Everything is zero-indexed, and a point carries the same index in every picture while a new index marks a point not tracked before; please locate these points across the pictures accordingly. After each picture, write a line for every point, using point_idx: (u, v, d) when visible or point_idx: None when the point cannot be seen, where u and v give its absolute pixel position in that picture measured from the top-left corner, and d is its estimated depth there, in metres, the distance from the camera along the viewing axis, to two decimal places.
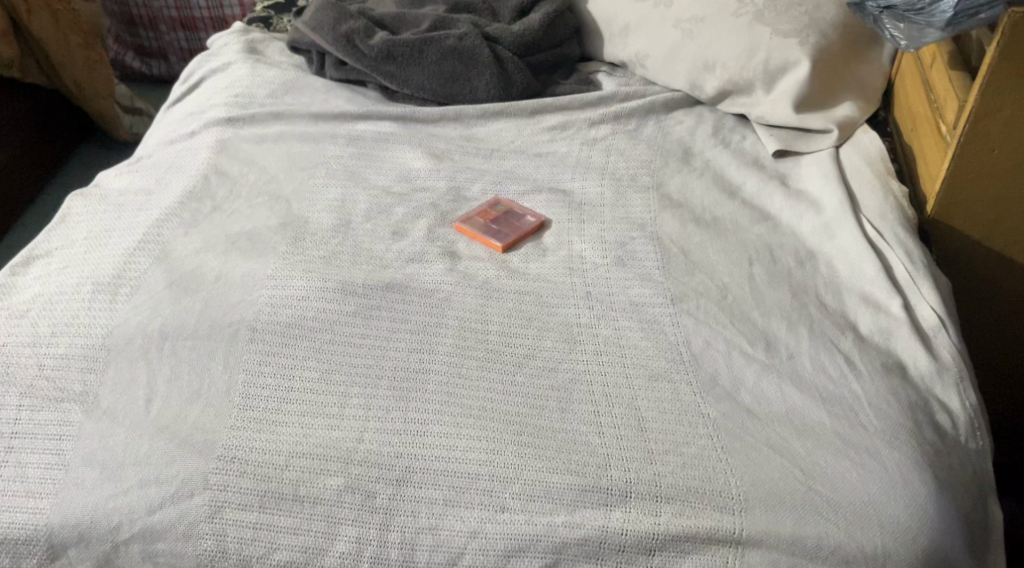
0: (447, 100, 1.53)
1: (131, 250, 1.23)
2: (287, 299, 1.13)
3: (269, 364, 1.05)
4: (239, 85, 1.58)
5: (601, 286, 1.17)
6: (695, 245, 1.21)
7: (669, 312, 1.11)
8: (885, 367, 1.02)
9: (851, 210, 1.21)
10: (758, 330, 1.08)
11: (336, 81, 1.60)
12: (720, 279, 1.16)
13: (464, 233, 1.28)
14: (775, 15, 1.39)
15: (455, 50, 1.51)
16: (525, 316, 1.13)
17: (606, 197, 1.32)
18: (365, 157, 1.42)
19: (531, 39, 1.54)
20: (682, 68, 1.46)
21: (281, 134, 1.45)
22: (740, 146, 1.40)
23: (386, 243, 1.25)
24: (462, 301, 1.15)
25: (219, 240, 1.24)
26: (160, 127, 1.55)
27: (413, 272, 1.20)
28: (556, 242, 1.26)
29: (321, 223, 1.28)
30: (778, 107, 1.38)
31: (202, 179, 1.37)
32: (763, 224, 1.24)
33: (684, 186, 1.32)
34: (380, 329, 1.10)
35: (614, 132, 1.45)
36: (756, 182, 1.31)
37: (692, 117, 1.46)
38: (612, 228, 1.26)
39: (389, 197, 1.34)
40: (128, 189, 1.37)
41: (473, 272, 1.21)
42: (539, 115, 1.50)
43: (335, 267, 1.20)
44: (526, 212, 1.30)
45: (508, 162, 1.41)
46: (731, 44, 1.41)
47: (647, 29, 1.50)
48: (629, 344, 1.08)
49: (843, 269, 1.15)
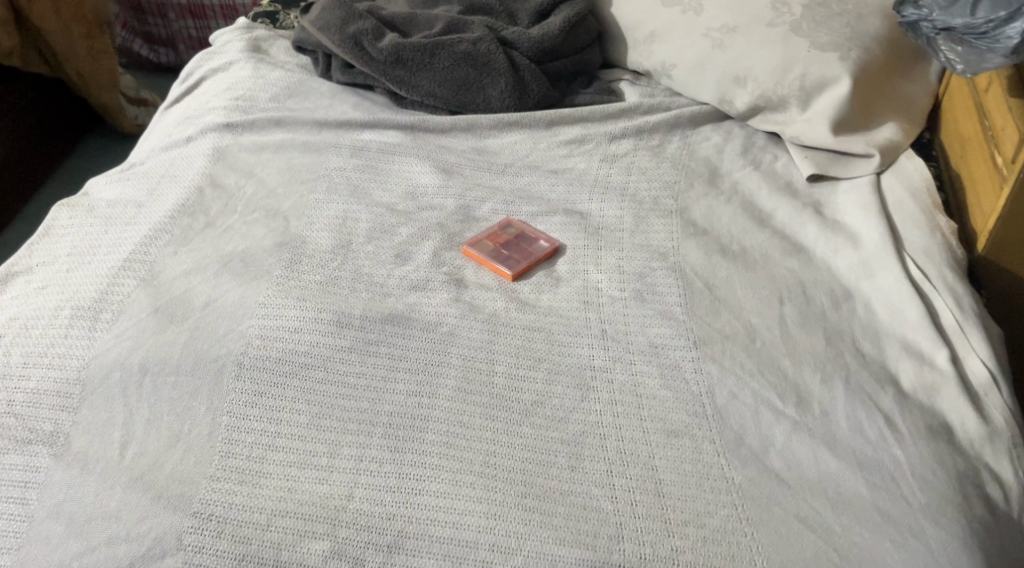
0: (459, 108, 1.43)
1: (115, 269, 1.14)
2: (277, 332, 1.05)
3: (255, 406, 0.98)
4: (241, 88, 1.49)
5: (617, 324, 1.08)
6: (722, 280, 1.12)
7: (691, 357, 1.03)
8: (930, 429, 0.94)
9: (893, 245, 1.11)
10: (789, 382, 0.99)
11: (343, 85, 1.51)
12: (748, 320, 1.07)
13: (472, 257, 1.19)
14: (815, 27, 1.29)
15: (469, 56, 1.42)
16: (534, 356, 1.04)
17: (625, 221, 1.23)
18: (370, 170, 1.33)
19: (550, 45, 1.44)
20: (711, 82, 1.36)
21: (282, 143, 1.37)
22: (771, 168, 1.30)
23: (387, 268, 1.17)
24: (468, 337, 1.07)
25: (210, 260, 1.16)
26: (155, 131, 1.47)
27: (415, 303, 1.11)
28: (572, 271, 1.17)
29: (320, 245, 1.19)
30: (815, 127, 1.28)
31: (197, 191, 1.28)
32: (796, 258, 1.14)
33: (710, 212, 1.23)
34: (377, 367, 1.02)
35: (636, 148, 1.35)
36: (788, 210, 1.21)
37: (720, 134, 1.37)
38: (631, 258, 1.17)
39: (393, 215, 1.25)
40: (118, 199, 1.28)
41: (480, 303, 1.12)
42: (557, 127, 1.41)
43: (332, 293, 1.12)
44: (540, 237, 1.21)
45: (522, 179, 1.32)
46: (766, 57, 1.31)
47: (674, 38, 1.39)
48: (647, 394, 0.99)
49: (883, 314, 1.06)
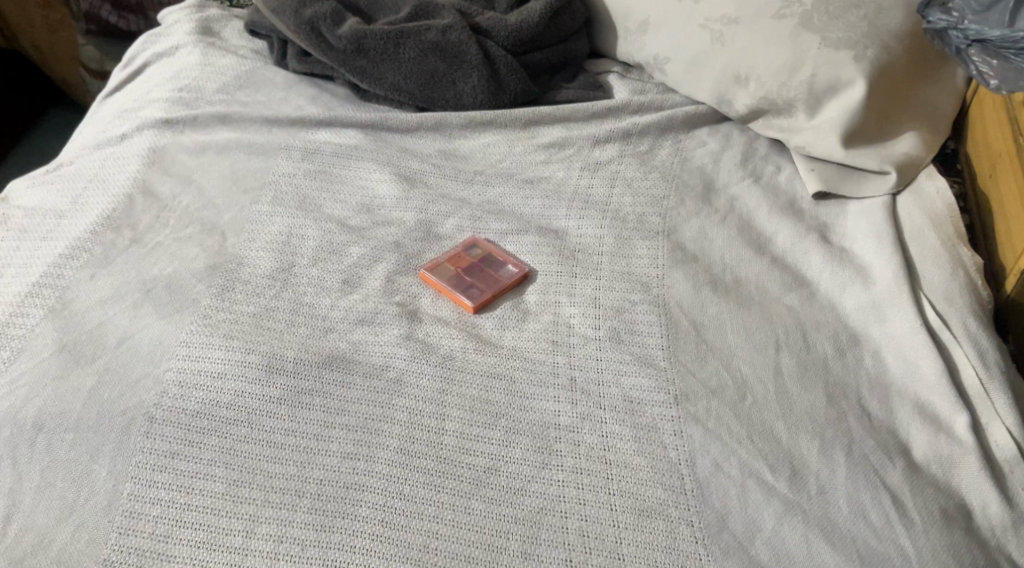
0: (427, 103, 1.28)
1: (21, 296, 1.01)
2: (198, 378, 0.92)
3: (164, 471, 0.85)
4: (186, 77, 1.34)
5: (588, 371, 0.94)
6: (711, 318, 0.98)
7: (670, 415, 0.89)
8: (944, 513, 0.81)
9: (909, 284, 0.96)
10: (782, 450, 0.85)
11: (300, 74, 1.36)
12: (738, 370, 0.93)
13: (430, 283, 1.05)
14: (827, 21, 1.13)
15: (438, 47, 1.26)
16: (490, 412, 0.90)
17: (605, 244, 1.09)
18: (322, 177, 1.18)
19: (529, 34, 1.29)
20: (709, 80, 1.21)
21: (225, 144, 1.22)
22: (773, 182, 1.15)
23: (331, 298, 1.03)
24: (417, 385, 0.93)
25: (131, 287, 1.02)
26: (91, 124, 1.32)
27: (360, 341, 0.98)
28: (541, 303, 1.03)
29: (257, 268, 1.06)
30: (823, 136, 1.12)
31: (126, 200, 1.14)
32: (796, 294, 1.00)
33: (701, 235, 1.09)
34: (309, 424, 0.89)
35: (622, 155, 1.21)
36: (790, 234, 1.07)
37: (717, 140, 1.22)
38: (609, 288, 1.03)
39: (344, 232, 1.11)
40: (36, 208, 1.14)
41: (435, 341, 0.98)
42: (535, 127, 1.26)
43: (265, 329, 0.98)
44: (508, 260, 1.08)
45: (492, 190, 1.18)
46: (770, 54, 1.15)
47: (669, 28, 1.24)
48: (618, 461, 0.86)
49: (894, 366, 0.92)
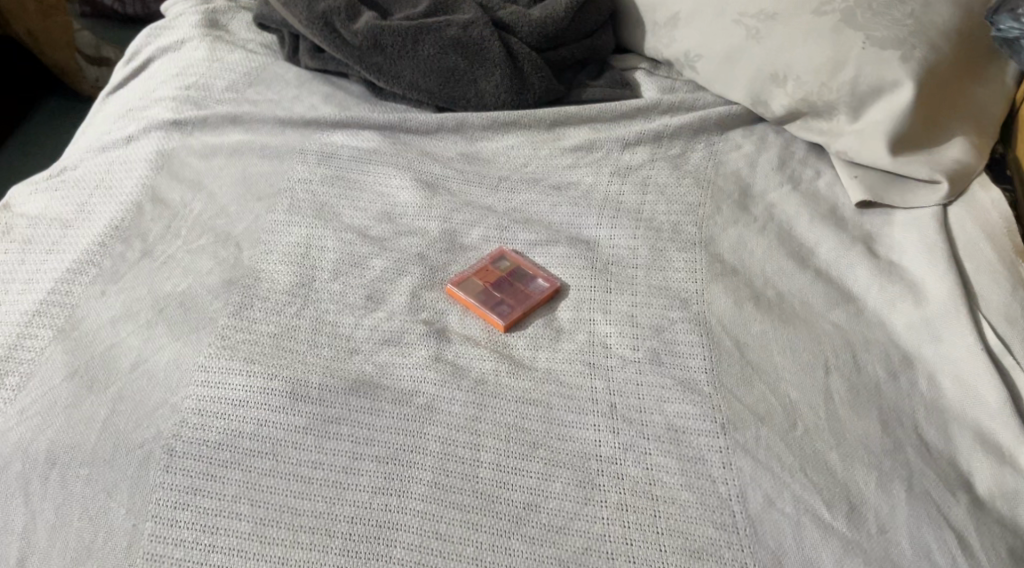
0: (447, 103, 1.22)
1: (27, 316, 0.96)
2: (218, 406, 0.87)
3: (186, 509, 0.81)
4: (193, 74, 1.28)
5: (629, 397, 0.89)
6: (755, 338, 0.93)
7: (717, 445, 0.84)
8: (1012, 553, 0.78)
9: (966, 302, 0.92)
10: (839, 483, 0.81)
11: (312, 71, 1.30)
12: (786, 395, 0.88)
13: (457, 299, 1.01)
14: (871, 17, 1.07)
15: (459, 43, 1.21)
16: (528, 441, 0.86)
17: (640, 256, 1.04)
18: (340, 183, 1.13)
19: (554, 29, 1.23)
20: (744, 79, 1.16)
21: (237, 147, 1.16)
22: (812, 188, 1.10)
23: (354, 317, 0.98)
24: (449, 412, 0.88)
25: (144, 305, 0.97)
26: (94, 123, 1.26)
27: (386, 363, 0.93)
28: (575, 320, 0.98)
29: (275, 283, 1.00)
30: (868, 141, 1.07)
31: (135, 209, 1.09)
32: (843, 310, 0.96)
33: (740, 245, 1.04)
34: (337, 455, 0.84)
35: (653, 158, 1.15)
36: (834, 245, 1.02)
37: (752, 141, 1.16)
38: (646, 304, 0.98)
39: (365, 243, 1.05)
40: (40, 217, 1.09)
41: (464, 364, 0.93)
42: (561, 128, 1.20)
43: (287, 352, 0.93)
44: (538, 274, 1.03)
45: (518, 196, 1.13)
46: (810, 52, 1.10)
47: (701, 23, 1.18)
48: (666, 496, 0.81)
49: (951, 391, 0.87)
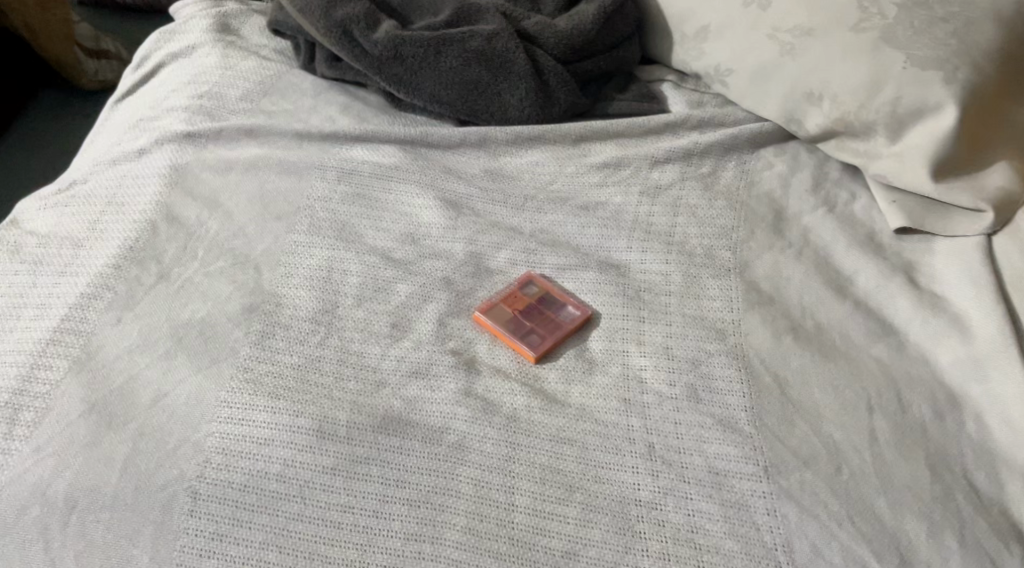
0: (469, 116, 1.18)
1: (41, 344, 0.93)
2: (242, 445, 0.85)
3: (213, 557, 0.80)
4: (205, 81, 1.24)
5: (667, 436, 0.86)
6: (795, 373, 0.90)
7: (760, 490, 0.82)
8: None
9: (1015, 339, 0.89)
10: (888, 534, 0.79)
11: (329, 79, 1.26)
12: (830, 435, 0.85)
13: (485, 327, 0.97)
14: (912, 36, 1.04)
15: (483, 55, 1.17)
16: (564, 484, 0.83)
17: (673, 282, 1.00)
18: (361, 202, 1.09)
19: (580, 41, 1.19)
20: (777, 96, 1.12)
21: (253, 161, 1.12)
22: (848, 212, 1.07)
23: (381, 346, 0.94)
24: (482, 451, 0.85)
25: (162, 333, 0.94)
26: (103, 132, 1.23)
27: (415, 398, 0.90)
28: (608, 352, 0.95)
29: (297, 310, 0.97)
30: (908, 166, 1.04)
31: (149, 227, 1.05)
32: (885, 344, 0.93)
33: (776, 272, 1.01)
34: (366, 498, 0.82)
35: (683, 177, 1.12)
36: (873, 274, 0.99)
37: (785, 160, 1.13)
38: (681, 335, 0.95)
39: (389, 266, 1.02)
40: (50, 235, 1.05)
41: (496, 399, 0.90)
42: (586, 144, 1.17)
43: (312, 385, 0.90)
44: (568, 301, 0.99)
45: (545, 216, 1.09)
46: (848, 71, 1.06)
47: (733, 36, 1.14)
48: (708, 546, 0.80)
49: (1000, 433, 0.85)
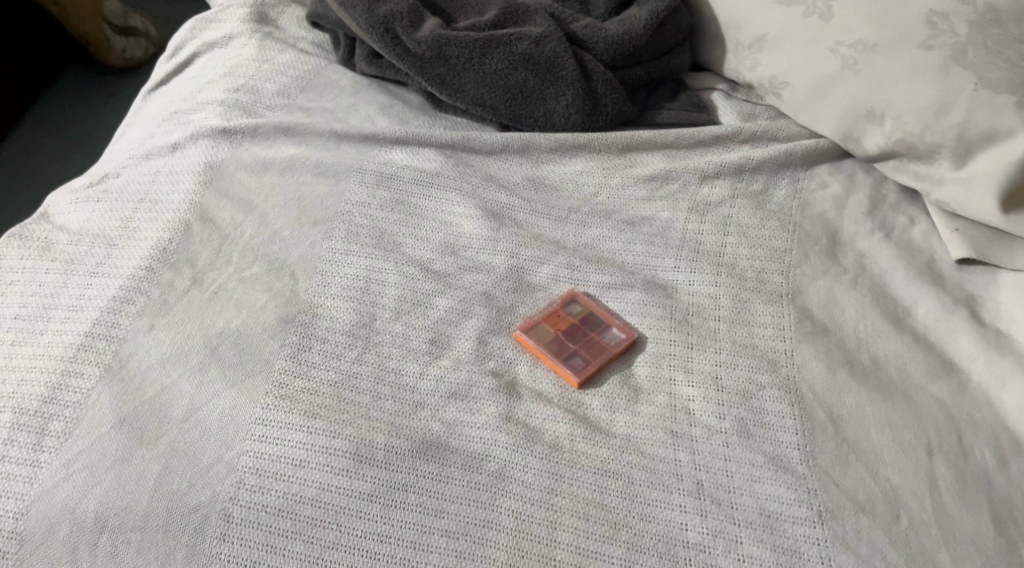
0: (512, 121, 1.15)
1: (71, 350, 0.90)
2: (276, 466, 0.83)
3: None
4: (241, 74, 1.20)
5: (716, 474, 0.84)
6: (851, 411, 0.87)
7: (815, 536, 0.81)
8: None
9: None
10: None
11: (368, 77, 1.22)
12: (887, 480, 0.83)
13: (527, 347, 0.94)
14: (984, 56, 0.99)
15: (530, 59, 1.13)
16: (609, 521, 0.81)
17: (722, 307, 0.96)
18: (400, 208, 1.05)
19: (631, 47, 1.15)
20: (836, 112, 1.07)
21: (289, 162, 1.08)
22: (906, 238, 1.03)
23: (419, 364, 0.91)
24: (523, 482, 0.83)
25: (195, 344, 0.91)
26: (136, 124, 1.19)
27: (455, 421, 0.87)
28: (654, 379, 0.91)
29: (334, 323, 0.94)
30: (974, 193, 1.00)
31: (183, 229, 1.02)
32: (945, 383, 0.90)
33: (831, 300, 0.97)
34: (403, 528, 0.80)
35: (734, 195, 1.07)
36: (934, 306, 0.95)
37: (840, 179, 1.08)
38: (731, 365, 0.91)
39: (429, 278, 0.98)
40: (82, 232, 1.02)
41: (538, 425, 0.87)
42: (633, 153, 1.12)
43: (349, 404, 0.87)
44: (613, 322, 0.96)
45: (589, 231, 1.05)
46: (914, 91, 1.02)
47: (792, 48, 1.09)
48: None
49: None
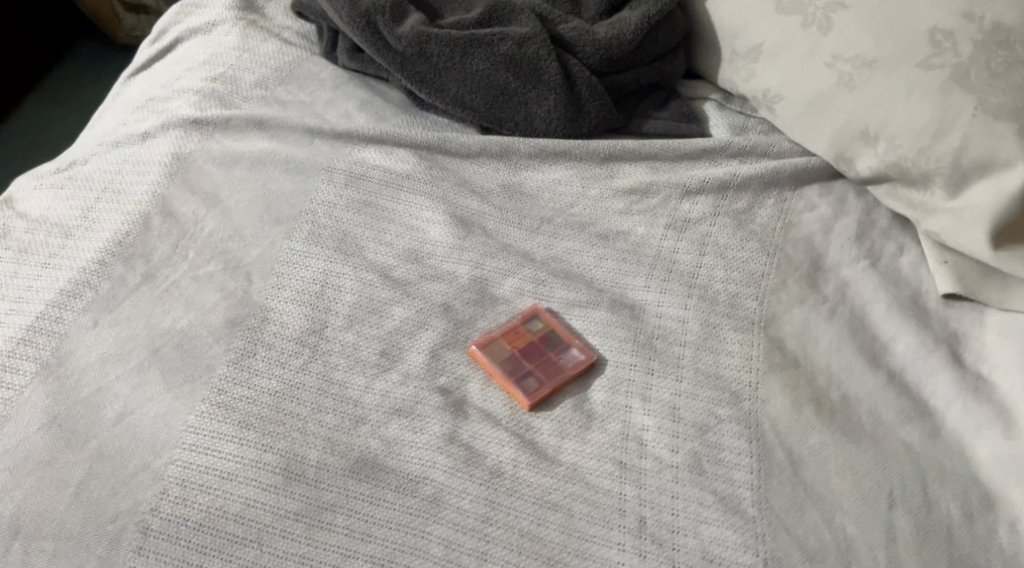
0: (492, 125, 1.10)
1: (11, 344, 0.88)
2: (204, 478, 0.80)
3: None
4: (220, 64, 1.17)
5: (661, 512, 0.80)
6: (812, 453, 0.83)
7: None
8: None
9: None
10: None
11: (351, 70, 1.18)
12: (841, 529, 0.79)
13: (480, 363, 0.90)
14: (986, 80, 0.93)
15: (512, 60, 1.08)
16: (543, 557, 0.78)
17: (689, 332, 0.91)
18: (366, 210, 1.01)
19: (619, 52, 1.10)
20: (828, 130, 1.02)
21: (257, 157, 1.05)
22: (893, 268, 0.98)
23: (365, 378, 0.88)
24: (458, 508, 0.80)
25: (138, 345, 0.88)
26: (111, 109, 1.17)
27: (395, 439, 0.84)
28: (609, 406, 0.87)
29: (282, 328, 0.91)
30: (966, 225, 0.94)
31: (140, 222, 0.99)
32: (917, 428, 0.85)
33: (806, 331, 0.92)
34: (328, 551, 0.78)
35: (716, 212, 1.01)
36: (913, 344, 0.90)
37: (829, 201, 1.03)
38: (691, 396, 0.87)
39: (387, 286, 0.95)
40: (40, 220, 0.99)
41: (481, 449, 0.84)
42: (615, 163, 1.06)
43: (286, 415, 0.84)
44: (573, 342, 0.92)
45: (560, 243, 1.01)
46: (910, 113, 0.96)
47: (787, 60, 1.04)
48: None
49: None
